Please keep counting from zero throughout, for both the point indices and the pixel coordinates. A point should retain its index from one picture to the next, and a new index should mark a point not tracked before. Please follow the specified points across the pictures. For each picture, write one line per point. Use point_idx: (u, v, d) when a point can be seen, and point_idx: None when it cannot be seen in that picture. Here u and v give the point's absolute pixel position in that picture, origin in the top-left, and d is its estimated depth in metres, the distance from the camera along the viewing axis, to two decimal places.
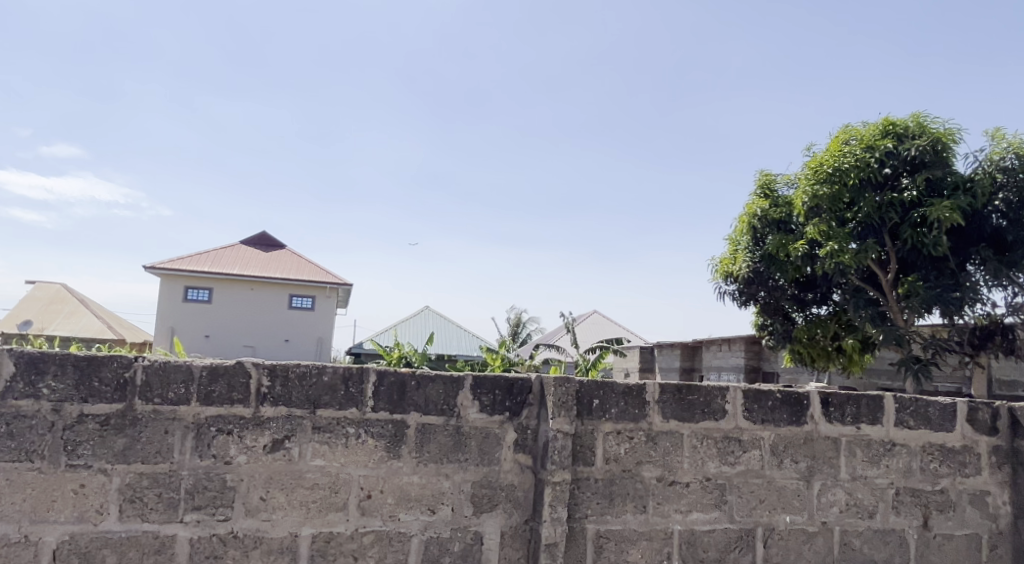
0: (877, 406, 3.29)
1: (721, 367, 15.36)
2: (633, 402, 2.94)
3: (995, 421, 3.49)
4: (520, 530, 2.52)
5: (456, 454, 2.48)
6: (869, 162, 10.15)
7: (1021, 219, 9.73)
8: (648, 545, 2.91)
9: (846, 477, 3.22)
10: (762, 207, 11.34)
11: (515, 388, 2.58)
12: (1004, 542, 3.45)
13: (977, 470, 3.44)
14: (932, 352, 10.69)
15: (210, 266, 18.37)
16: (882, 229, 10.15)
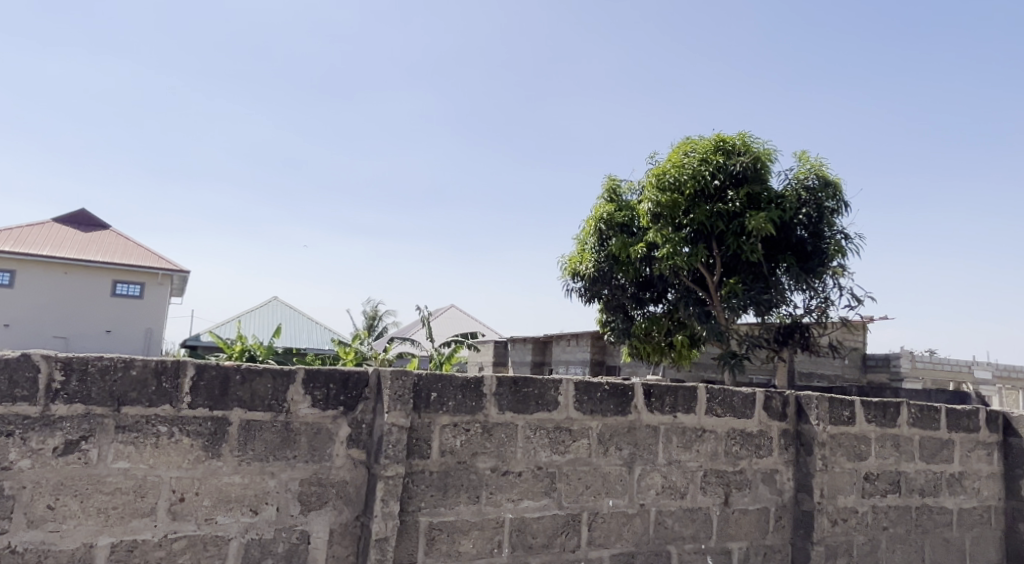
0: (691, 396, 3.57)
1: (569, 361, 16.05)
2: (470, 395, 2.97)
3: (785, 408, 3.91)
4: (350, 527, 2.47)
5: (284, 451, 2.38)
6: (703, 174, 11.09)
7: (819, 232, 11.06)
8: (480, 534, 2.96)
9: (662, 461, 3.47)
10: (608, 210, 12.00)
11: (351, 382, 2.52)
12: (788, 513, 3.89)
13: (770, 451, 3.83)
14: (746, 348, 11.82)
15: (14, 246, 16.32)
16: (711, 235, 11.10)
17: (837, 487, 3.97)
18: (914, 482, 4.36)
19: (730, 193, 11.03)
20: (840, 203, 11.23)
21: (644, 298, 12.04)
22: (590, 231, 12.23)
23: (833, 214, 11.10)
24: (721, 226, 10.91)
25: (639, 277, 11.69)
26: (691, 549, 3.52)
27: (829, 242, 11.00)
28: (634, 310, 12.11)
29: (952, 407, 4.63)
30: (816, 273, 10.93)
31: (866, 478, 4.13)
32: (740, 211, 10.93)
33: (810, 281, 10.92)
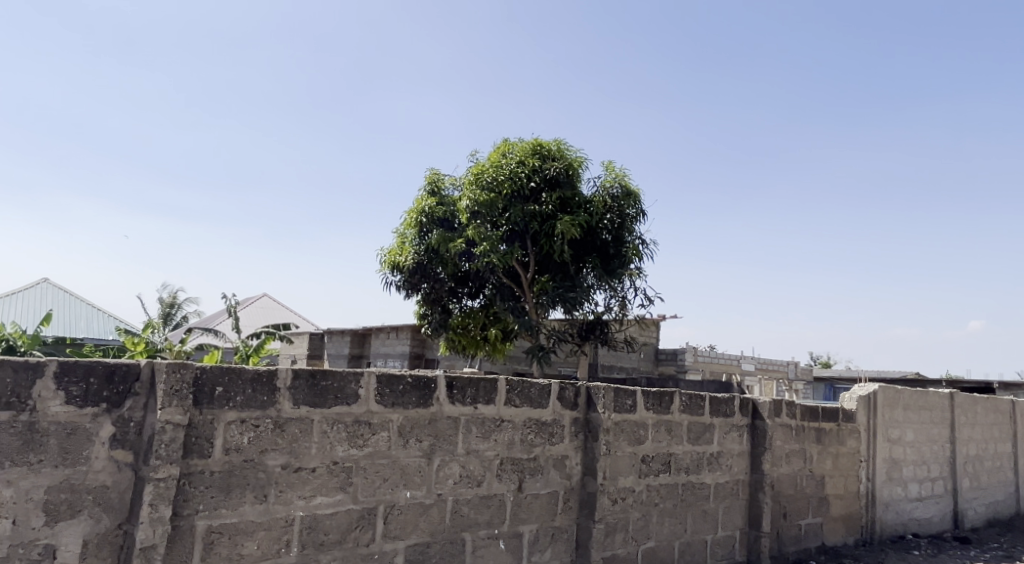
0: (492, 388, 3.65)
1: (388, 354, 15.88)
2: (262, 389, 2.79)
3: (576, 398, 4.14)
4: (110, 536, 2.21)
5: (27, 456, 2.08)
6: (520, 176, 11.49)
7: (621, 236, 11.87)
8: (266, 535, 2.80)
9: (461, 450, 3.51)
10: (429, 203, 12.10)
11: (117, 376, 2.25)
12: (575, 496, 4.12)
13: (562, 438, 4.03)
14: (553, 342, 12.41)
15: None
16: (525, 235, 11.55)
17: (618, 469, 4.29)
18: (681, 462, 4.82)
19: (544, 196, 11.54)
20: (639, 211, 12.12)
21: (460, 292, 12.25)
22: (410, 224, 12.26)
23: (633, 220, 11.95)
24: (535, 227, 11.38)
25: (457, 271, 11.92)
26: (485, 535, 3.61)
27: (628, 246, 11.84)
28: (450, 303, 12.28)
29: (714, 395, 5.18)
30: (616, 274, 11.73)
31: (643, 460, 4.49)
32: (552, 214, 11.46)
33: (610, 281, 11.67)
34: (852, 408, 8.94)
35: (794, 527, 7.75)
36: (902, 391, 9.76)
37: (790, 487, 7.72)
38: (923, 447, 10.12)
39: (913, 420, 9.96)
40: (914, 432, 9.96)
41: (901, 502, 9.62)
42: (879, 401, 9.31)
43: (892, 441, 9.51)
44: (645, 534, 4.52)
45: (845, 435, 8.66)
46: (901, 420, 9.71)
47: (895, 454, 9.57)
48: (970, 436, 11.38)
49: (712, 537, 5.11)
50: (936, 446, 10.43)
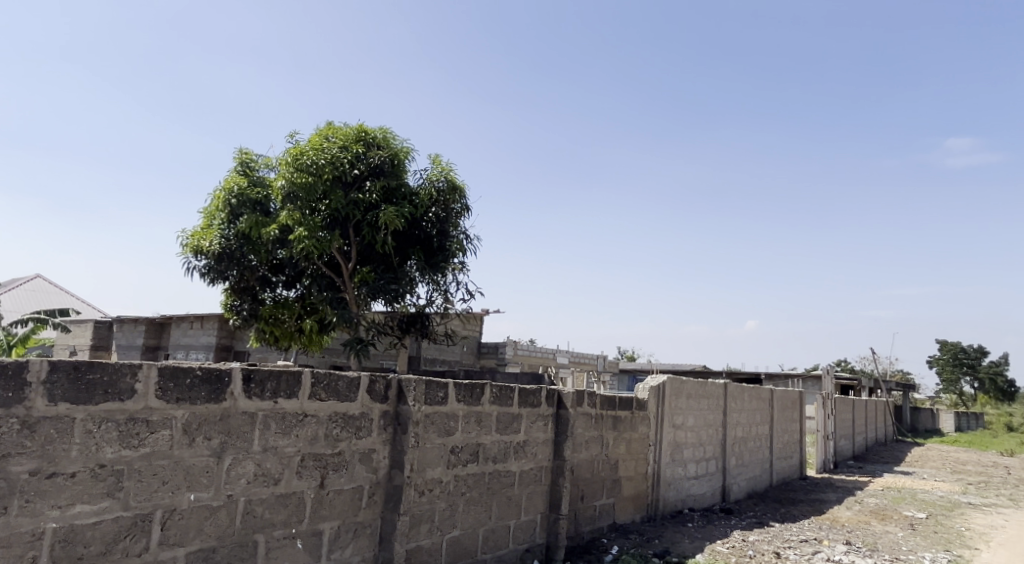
0: (295, 381, 3.41)
1: (189, 346, 14.62)
2: (6, 384, 2.40)
3: (387, 391, 4.00)
4: None
5: None
6: (341, 161, 10.98)
7: (445, 230, 11.85)
8: (5, 553, 2.39)
9: (257, 448, 3.23)
10: (239, 184, 11.36)
11: None
12: (380, 490, 3.97)
13: (369, 432, 3.87)
14: (372, 334, 12.16)
15: None
16: (346, 223, 11.13)
17: (425, 461, 4.23)
18: (489, 451, 4.86)
19: (368, 184, 11.17)
20: (464, 206, 12.19)
21: (273, 281, 11.72)
22: (219, 206, 11.39)
23: (458, 215, 11.96)
24: (356, 215, 11.00)
25: (270, 259, 11.37)
26: (281, 535, 3.35)
27: (452, 240, 11.87)
28: (262, 293, 11.73)
29: (522, 386, 5.27)
30: (438, 268, 11.71)
31: (452, 450, 4.47)
32: (374, 203, 11.14)
33: (434, 274, 11.67)
34: (644, 397, 9.61)
35: (589, 508, 8.18)
36: (686, 381, 10.67)
37: (587, 471, 8.14)
38: (700, 431, 11.14)
39: (694, 407, 10.94)
40: (694, 418, 10.94)
41: (681, 481, 10.53)
42: (667, 391, 10.10)
43: (676, 426, 10.37)
44: (449, 523, 4.48)
45: (637, 422, 9.28)
46: (684, 408, 10.60)
47: (678, 438, 10.44)
48: (739, 420, 12.76)
49: (514, 522, 5.20)
50: (711, 430, 11.55)
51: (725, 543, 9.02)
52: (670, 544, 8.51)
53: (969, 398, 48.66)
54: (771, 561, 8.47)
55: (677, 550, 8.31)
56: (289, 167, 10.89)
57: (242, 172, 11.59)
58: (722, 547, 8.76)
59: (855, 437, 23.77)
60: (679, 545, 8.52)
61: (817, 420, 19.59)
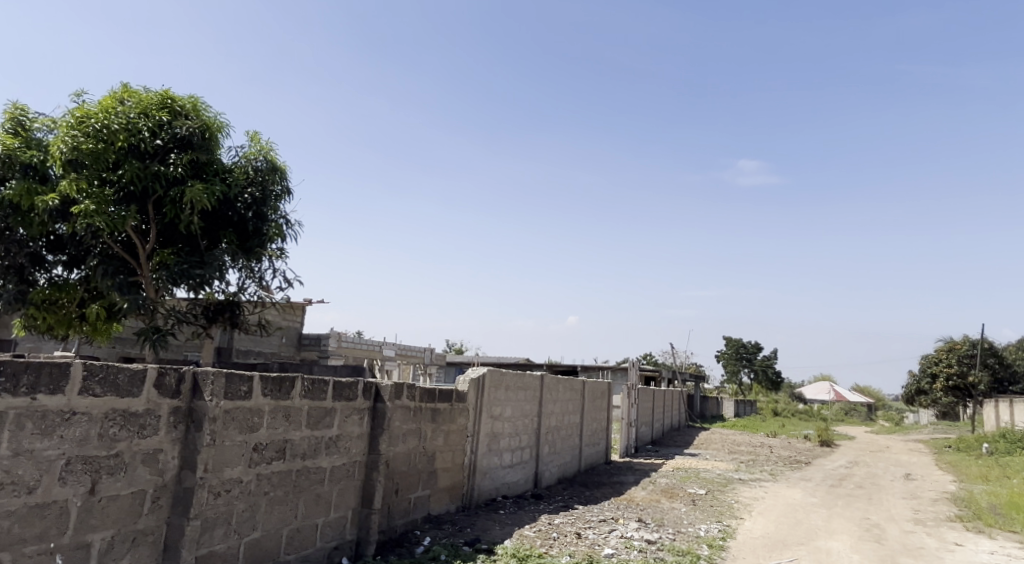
0: (61, 375, 3.12)
1: None
2: None
3: (179, 385, 3.64)
4: None
5: None
6: (138, 128, 9.73)
7: (261, 212, 11.06)
8: None
9: (6, 452, 2.95)
10: (7, 144, 9.67)
11: None
12: (166, 494, 3.60)
13: (155, 431, 3.52)
14: (171, 323, 10.92)
15: None
16: (144, 199, 9.90)
17: (223, 460, 3.83)
18: (297, 447, 4.45)
19: (172, 156, 9.99)
20: (284, 188, 11.48)
21: (48, 259, 10.23)
22: None
23: (276, 198, 11.25)
24: (156, 189, 9.81)
25: (45, 233, 9.90)
26: (35, 551, 3.03)
27: (270, 225, 11.15)
28: (33, 272, 10.20)
29: (338, 377, 4.87)
30: (253, 253, 10.89)
31: (255, 448, 4.08)
32: (180, 178, 10.01)
33: (247, 259, 10.86)
34: (463, 389, 9.47)
35: (403, 501, 7.86)
36: (505, 373, 10.68)
37: (403, 465, 7.87)
38: (517, 421, 11.22)
39: (512, 398, 10.99)
40: (511, 409, 10.99)
41: (497, 470, 10.51)
42: (486, 383, 10.03)
43: (493, 417, 10.33)
44: (250, 526, 4.07)
45: (456, 414, 9.10)
46: (502, 399, 10.61)
47: (495, 428, 10.40)
48: (552, 410, 13.06)
49: (323, 520, 4.75)
50: (527, 420, 11.69)
51: (532, 526, 9.10)
52: (481, 531, 8.42)
53: (749, 388, 54.36)
54: (574, 541, 8.67)
55: (488, 537, 8.21)
56: (71, 130, 9.47)
57: (11, 131, 9.88)
58: (530, 531, 8.83)
59: (653, 424, 25.50)
60: (489, 532, 8.45)
61: (622, 409, 20.69)
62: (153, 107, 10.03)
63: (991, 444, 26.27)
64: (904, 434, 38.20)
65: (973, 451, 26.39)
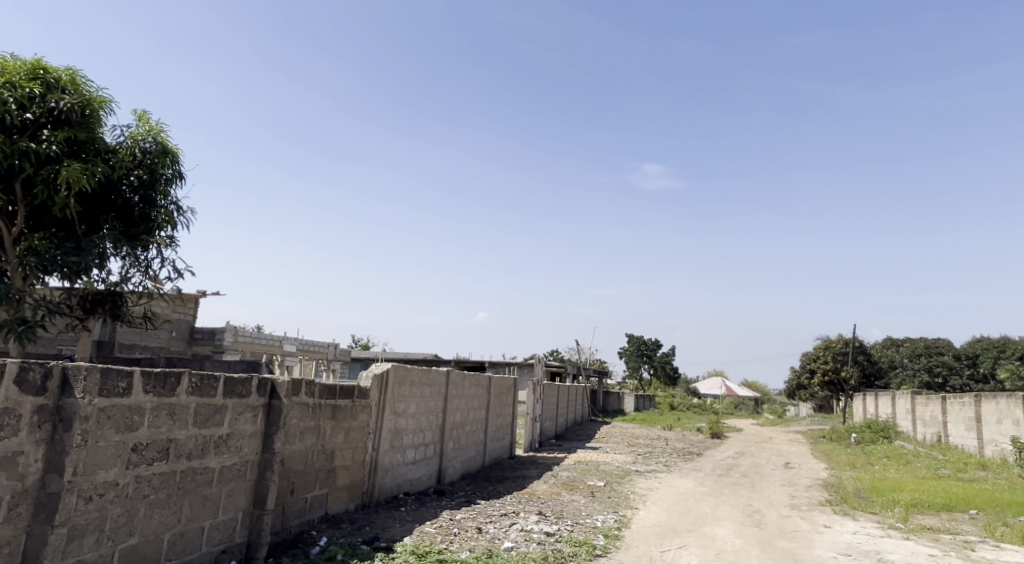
0: None
1: None
2: None
3: (45, 381, 3.67)
4: None
5: None
6: (6, 101, 8.53)
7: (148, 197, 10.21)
8: None
9: None
10: None
11: None
12: (28, 500, 3.63)
13: (15, 431, 3.53)
14: (41, 314, 9.83)
15: None
16: (11, 179, 8.82)
17: (97, 462, 3.90)
18: (182, 447, 4.50)
19: (45, 133, 8.95)
20: (176, 172, 10.62)
21: None
22: None
23: (166, 182, 10.39)
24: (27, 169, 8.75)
25: None
26: None
27: (159, 210, 10.30)
28: None
29: (228, 375, 4.91)
30: (139, 240, 10.00)
31: (133, 448, 4.13)
32: (55, 158, 8.99)
33: (132, 247, 9.92)
34: (366, 385, 9.01)
35: (298, 501, 7.41)
36: (410, 368, 10.28)
37: (299, 463, 7.44)
38: (421, 417, 10.83)
39: (417, 394, 10.60)
40: (416, 405, 10.60)
41: (398, 467, 10.09)
42: (390, 379, 9.60)
43: (397, 413, 9.91)
44: (126, 531, 4.12)
45: (358, 410, 8.67)
46: (406, 395, 10.21)
47: (398, 424, 9.98)
48: (457, 406, 12.72)
49: (210, 523, 4.74)
50: (432, 416, 11.33)
51: (434, 523, 8.77)
52: (380, 530, 8.00)
53: (646, 384, 55.95)
54: (474, 536, 8.43)
55: (388, 535, 7.82)
56: None
57: None
58: (430, 528, 8.50)
59: (557, 418, 25.65)
60: (389, 530, 8.04)
61: (527, 404, 20.62)
62: (22, 77, 8.89)
63: (860, 435, 28.12)
64: (786, 427, 40.34)
65: (844, 440, 28.14)
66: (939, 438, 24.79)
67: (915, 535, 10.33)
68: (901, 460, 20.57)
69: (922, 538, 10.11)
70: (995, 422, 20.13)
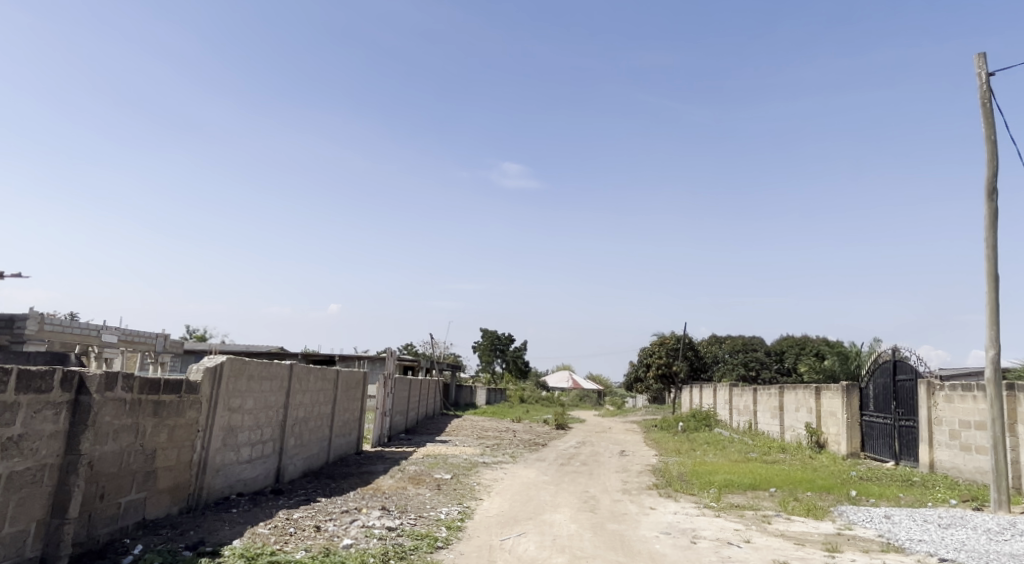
0: None
1: None
2: None
3: None
4: None
5: None
6: None
7: None
8: None
9: None
10: None
11: None
12: None
13: None
14: None
15: None
16: None
17: None
18: None
19: None
20: None
21: None
22: None
23: None
24: None
25: None
26: None
27: None
28: None
29: (21, 367, 4.20)
30: None
31: None
32: None
33: None
34: (195, 378, 7.38)
35: (107, 507, 5.95)
36: (248, 360, 8.89)
37: (110, 465, 6.01)
38: (259, 414, 9.34)
39: (255, 389, 9.16)
40: (253, 401, 9.11)
41: (229, 467, 8.53)
42: (226, 371, 7.98)
43: (230, 409, 8.42)
44: None
45: (185, 406, 7.10)
46: (243, 389, 8.76)
47: (231, 423, 8.50)
48: (299, 403, 11.38)
49: None
50: (271, 413, 9.87)
51: (268, 524, 7.42)
52: (206, 534, 6.57)
53: (497, 376, 56.37)
54: (311, 535, 7.32)
55: (215, 539, 6.44)
56: None
57: None
58: (263, 528, 7.17)
59: (408, 412, 24.64)
60: (217, 534, 6.62)
61: (375, 398, 19.42)
62: None
63: (685, 423, 29.50)
64: (623, 416, 41.92)
65: (671, 428, 29.41)
66: (751, 425, 26.47)
67: (725, 512, 10.49)
68: (719, 445, 21.61)
69: (731, 515, 10.26)
70: (792, 410, 21.60)
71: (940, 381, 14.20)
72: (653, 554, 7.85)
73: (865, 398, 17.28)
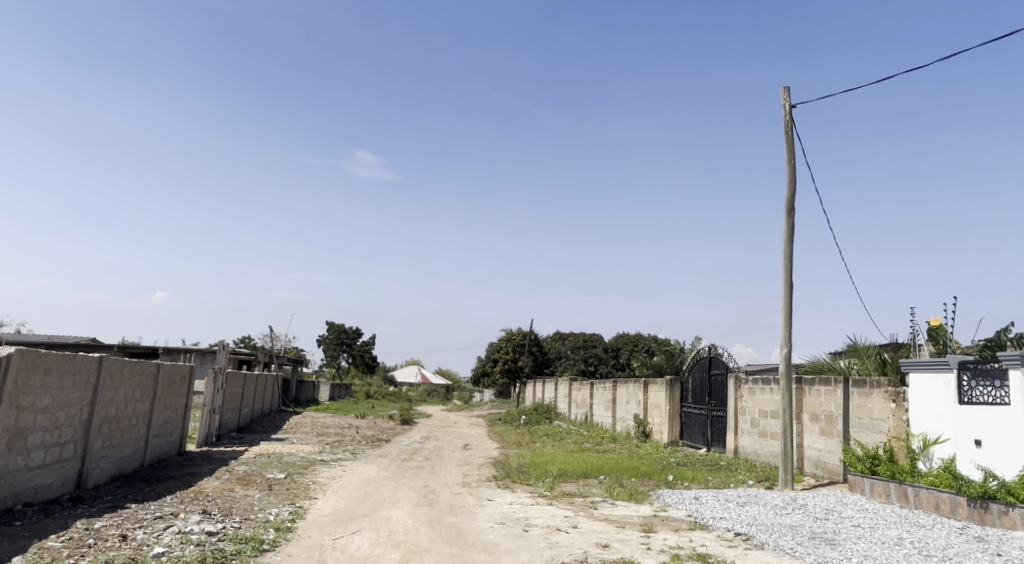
0: None
1: None
2: None
3: None
4: None
5: None
6: None
7: None
8: None
9: None
10: None
11: None
12: None
13: None
14: None
15: None
16: None
17: None
18: None
19: None
20: None
21: None
22: None
23: None
24: None
25: None
26: None
27: None
28: None
29: None
30: None
31: None
32: None
33: None
34: None
35: None
36: (44, 355, 9.37)
37: None
38: (57, 412, 9.92)
39: (51, 385, 9.68)
40: (49, 397, 9.66)
41: (18, 473, 9.01)
42: (12, 365, 8.63)
43: (20, 408, 8.94)
44: None
45: None
46: (37, 386, 9.25)
47: (22, 421, 9.00)
48: (110, 398, 11.86)
49: None
50: (72, 410, 10.42)
51: (61, 536, 8.17)
52: None
53: (341, 372, 56.49)
54: (117, 546, 8.03)
55: None
56: None
57: None
58: (56, 542, 7.90)
59: (241, 408, 24.84)
60: None
61: (205, 395, 19.69)
62: None
63: (527, 417, 32.06)
64: (468, 411, 44.01)
65: (514, 422, 31.69)
66: (587, 417, 29.39)
67: (556, 500, 12.37)
68: (554, 437, 24.01)
69: (560, 503, 12.08)
70: (624, 403, 24.67)
71: (744, 376, 17.17)
72: (486, 544, 8.87)
73: (684, 392, 20.38)
